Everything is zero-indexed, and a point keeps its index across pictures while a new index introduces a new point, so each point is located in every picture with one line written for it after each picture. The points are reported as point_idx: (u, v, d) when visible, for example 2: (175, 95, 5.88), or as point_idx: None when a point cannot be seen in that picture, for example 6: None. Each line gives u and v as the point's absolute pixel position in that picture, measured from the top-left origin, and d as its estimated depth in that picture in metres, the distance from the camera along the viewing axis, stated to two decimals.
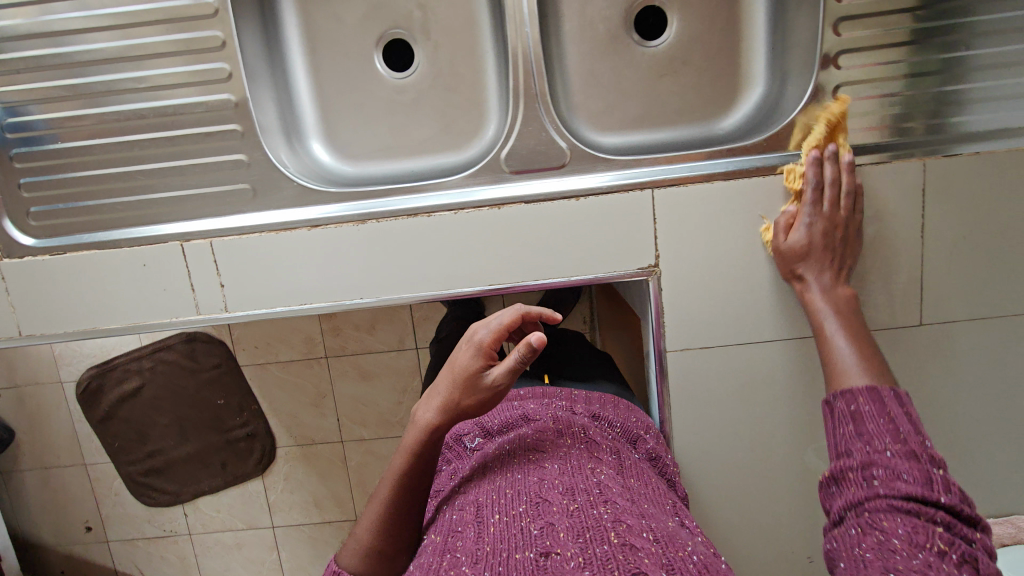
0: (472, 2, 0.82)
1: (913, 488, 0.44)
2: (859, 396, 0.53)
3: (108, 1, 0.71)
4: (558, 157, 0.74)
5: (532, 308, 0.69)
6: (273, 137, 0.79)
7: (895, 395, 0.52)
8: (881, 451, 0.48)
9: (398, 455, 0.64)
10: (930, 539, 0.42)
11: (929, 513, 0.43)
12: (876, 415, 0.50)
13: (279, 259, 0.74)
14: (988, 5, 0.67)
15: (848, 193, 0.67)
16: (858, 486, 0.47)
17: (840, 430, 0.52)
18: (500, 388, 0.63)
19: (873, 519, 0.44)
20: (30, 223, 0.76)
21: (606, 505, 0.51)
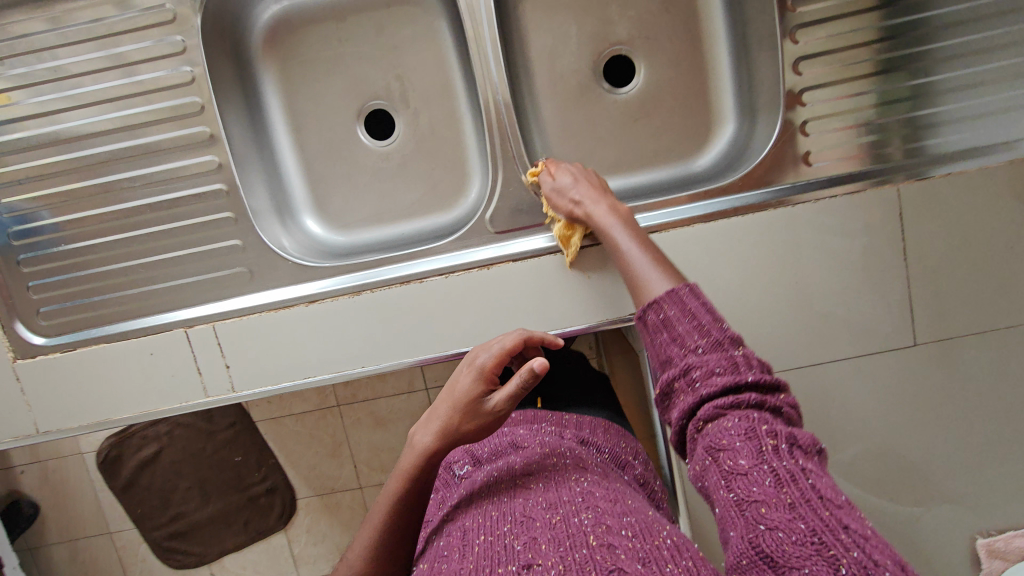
0: (445, 68, 0.85)
1: (730, 378, 0.46)
2: (664, 303, 0.53)
3: (103, 108, 0.75)
4: (542, 214, 0.77)
5: (533, 333, 0.70)
6: (265, 218, 0.81)
7: (690, 289, 0.53)
8: (697, 353, 0.48)
9: (394, 478, 0.64)
10: (762, 442, 0.42)
11: (749, 401, 0.44)
12: (685, 320, 0.51)
13: (281, 337, 0.76)
14: (945, 31, 0.68)
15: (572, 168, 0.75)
16: (687, 392, 0.48)
17: (657, 340, 0.52)
18: (502, 413, 0.64)
19: (713, 440, 0.44)
20: (41, 323, 0.78)
21: (587, 511, 0.51)
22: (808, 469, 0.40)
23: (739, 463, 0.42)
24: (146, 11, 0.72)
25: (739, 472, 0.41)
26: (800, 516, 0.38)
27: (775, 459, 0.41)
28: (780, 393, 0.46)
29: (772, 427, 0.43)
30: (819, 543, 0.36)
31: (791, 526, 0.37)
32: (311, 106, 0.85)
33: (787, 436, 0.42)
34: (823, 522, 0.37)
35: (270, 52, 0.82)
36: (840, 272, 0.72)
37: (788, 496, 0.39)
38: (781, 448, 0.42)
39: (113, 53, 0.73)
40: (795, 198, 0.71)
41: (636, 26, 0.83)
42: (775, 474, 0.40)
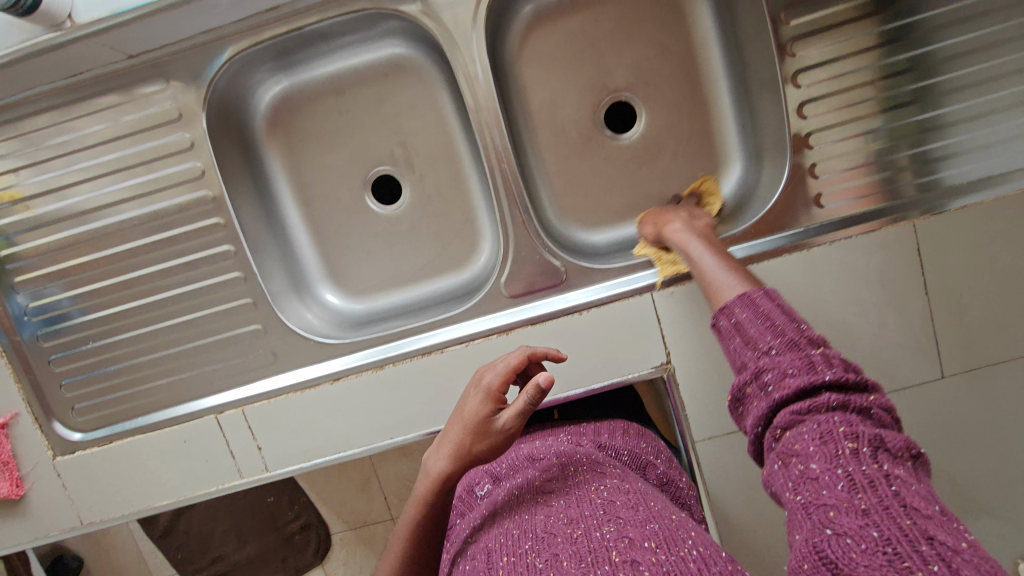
0: (448, 129, 0.85)
1: (805, 379, 0.45)
2: (735, 306, 0.53)
3: (118, 206, 0.76)
4: (556, 275, 0.76)
5: (537, 348, 0.68)
6: (283, 297, 0.81)
7: (765, 293, 0.52)
8: (769, 353, 0.48)
9: (414, 497, 0.66)
10: (838, 446, 0.41)
11: (825, 403, 0.43)
12: (757, 320, 0.51)
13: (309, 415, 0.77)
14: (949, 64, 0.68)
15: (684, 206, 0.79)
16: (760, 396, 0.47)
17: (731, 345, 0.52)
18: (512, 431, 0.63)
19: (787, 447, 0.43)
20: (75, 419, 0.80)
21: (609, 524, 0.52)
22: (892, 475, 0.38)
23: (810, 468, 0.41)
24: (152, 111, 0.73)
25: (810, 477, 0.40)
26: (874, 523, 0.36)
27: (852, 463, 0.39)
28: (869, 394, 0.44)
29: (851, 430, 0.41)
30: (892, 553, 0.34)
31: (862, 533, 0.36)
32: (319, 179, 0.86)
33: (870, 439, 0.40)
34: (901, 531, 0.35)
35: (276, 133, 0.83)
36: (861, 310, 0.72)
37: (863, 503, 0.37)
38: (859, 453, 0.40)
39: (122, 154, 0.74)
40: (812, 241, 0.71)
41: (634, 73, 0.82)
42: (849, 479, 0.39)
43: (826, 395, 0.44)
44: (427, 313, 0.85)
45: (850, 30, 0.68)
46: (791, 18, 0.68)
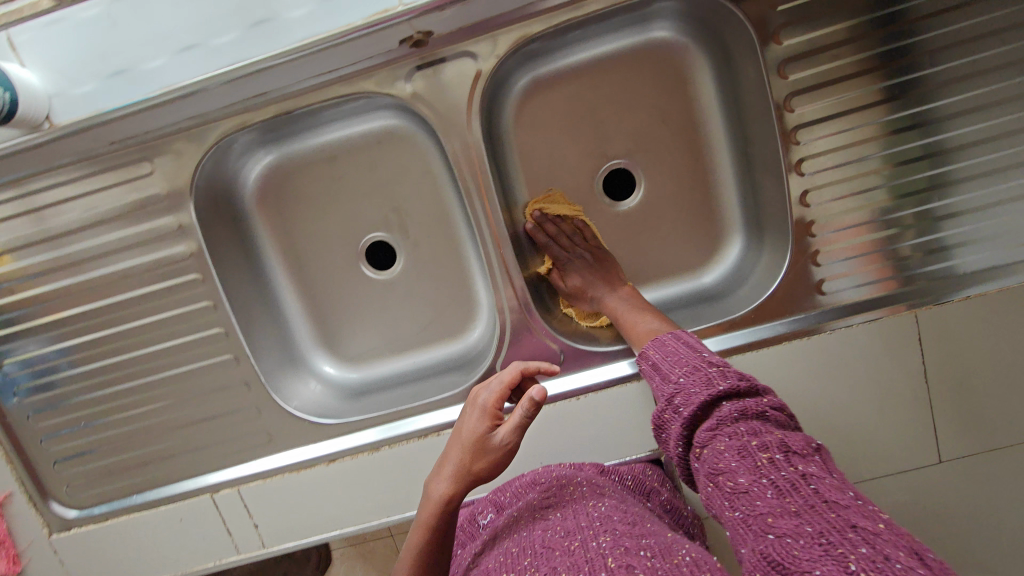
0: (442, 197, 0.82)
1: (708, 394, 0.52)
2: (650, 348, 0.62)
3: (104, 288, 0.74)
4: (554, 356, 0.75)
5: (530, 363, 0.69)
6: (278, 375, 0.79)
7: (673, 334, 0.62)
8: (678, 381, 0.56)
9: (417, 528, 0.63)
10: (756, 457, 0.46)
11: (728, 414, 0.50)
12: (668, 354, 0.60)
13: (305, 494, 0.77)
14: (956, 155, 0.66)
15: (573, 232, 0.79)
16: (675, 418, 0.54)
17: (650, 382, 0.60)
18: (511, 447, 0.62)
19: (712, 466, 0.48)
20: (70, 497, 0.79)
21: (605, 535, 0.51)
22: (808, 475, 0.43)
23: (739, 482, 0.45)
24: (136, 197, 0.70)
25: (741, 490, 0.45)
26: (806, 521, 0.40)
27: (773, 471, 0.44)
28: (764, 398, 0.51)
29: (763, 441, 0.46)
30: (826, 543, 0.38)
31: (798, 531, 0.40)
32: (310, 249, 0.83)
33: (778, 445, 0.46)
34: (831, 524, 0.39)
35: (264, 206, 0.81)
36: (860, 396, 0.71)
37: (793, 505, 0.41)
38: (775, 460, 0.45)
39: (106, 238, 0.72)
40: (814, 329, 0.70)
41: (633, 139, 0.79)
42: (775, 486, 0.43)
43: (727, 407, 0.50)
44: (424, 384, 0.84)
45: (857, 118, 0.65)
46: (797, 105, 0.65)
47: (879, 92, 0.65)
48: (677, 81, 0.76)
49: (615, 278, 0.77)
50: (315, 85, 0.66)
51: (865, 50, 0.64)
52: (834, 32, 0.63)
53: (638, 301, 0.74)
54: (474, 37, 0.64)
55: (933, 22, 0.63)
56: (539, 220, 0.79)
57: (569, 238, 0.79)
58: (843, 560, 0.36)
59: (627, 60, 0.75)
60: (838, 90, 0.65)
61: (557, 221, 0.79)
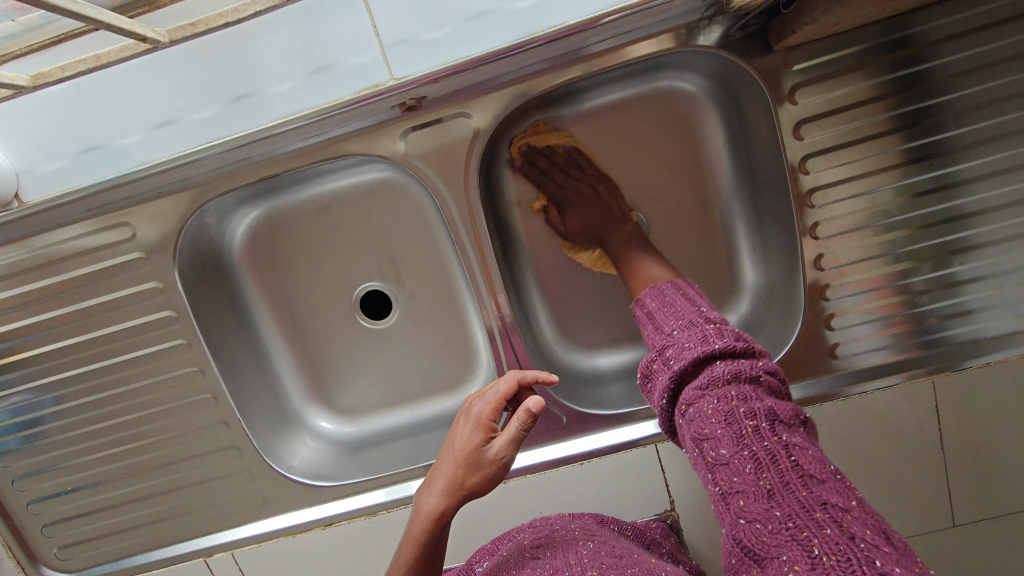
0: (438, 245, 0.77)
1: (699, 351, 0.46)
2: (647, 298, 0.57)
3: (84, 353, 0.70)
4: (556, 420, 0.72)
5: (529, 374, 0.62)
6: (270, 436, 0.76)
7: (673, 287, 0.57)
8: (671, 333, 0.51)
9: (403, 548, 0.58)
10: (742, 426, 0.41)
11: (720, 376, 0.44)
12: (664, 305, 0.54)
13: (301, 557, 0.75)
14: (974, 221, 0.64)
15: (568, 160, 0.73)
16: (664, 369, 0.48)
17: (642, 331, 0.56)
18: (506, 462, 0.57)
19: (698, 432, 0.43)
20: (60, 560, 0.77)
21: (593, 569, 0.52)
22: (790, 445, 0.40)
23: (720, 453, 0.42)
24: (116, 261, 0.66)
25: (722, 462, 0.41)
26: (777, 505, 0.38)
27: (756, 442, 0.40)
28: (759, 360, 0.46)
29: (751, 407, 0.42)
30: (793, 527, 0.37)
31: (768, 515, 0.38)
32: (301, 302, 0.79)
33: (768, 413, 0.41)
34: (800, 505, 0.37)
35: (252, 262, 0.77)
36: (866, 460, 0.70)
37: (768, 482, 0.39)
38: (761, 429, 0.41)
39: (86, 303, 0.68)
40: (825, 394, 0.69)
41: (640, 186, 0.74)
42: (755, 458, 0.40)
43: (720, 366, 0.45)
44: (427, 439, 0.78)
45: (874, 181, 0.63)
46: (813, 167, 0.63)
47: (896, 155, 0.62)
48: (685, 130, 0.72)
49: (616, 211, 0.72)
50: (304, 149, 0.62)
51: (884, 112, 0.61)
52: (852, 93, 0.60)
53: (637, 239, 0.70)
54: (473, 98, 0.61)
55: (955, 85, 0.60)
56: (528, 151, 0.72)
57: (563, 170, 0.73)
58: (808, 546, 0.35)
59: (635, 105, 0.71)
60: (855, 152, 0.62)
61: (549, 152, 0.72)
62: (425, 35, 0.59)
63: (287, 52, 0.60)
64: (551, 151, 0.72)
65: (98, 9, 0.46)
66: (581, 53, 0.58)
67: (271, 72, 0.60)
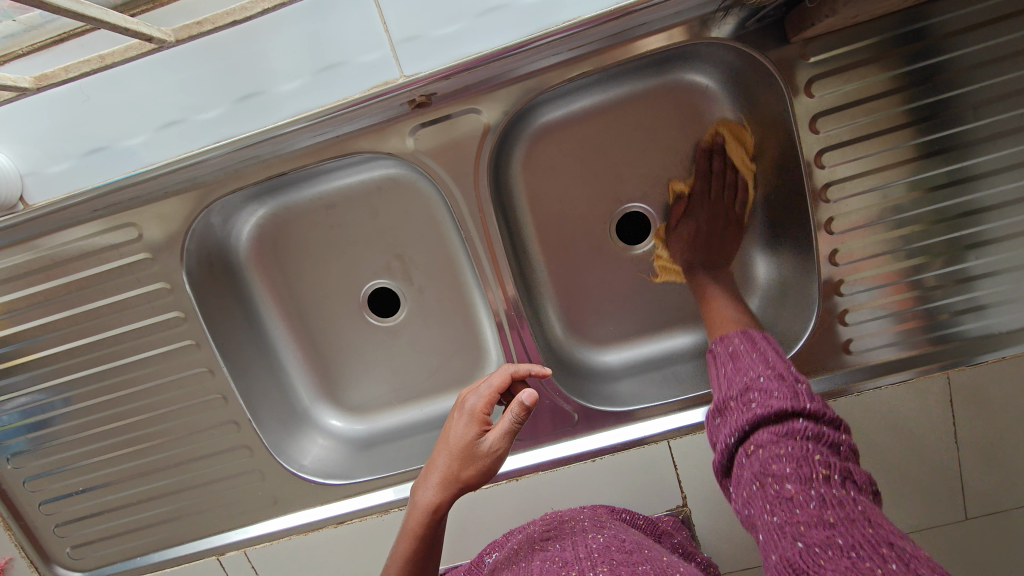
0: (446, 242, 0.76)
1: (787, 403, 0.46)
2: (734, 338, 0.56)
3: (92, 354, 0.70)
4: (568, 417, 0.71)
5: (521, 366, 0.61)
6: (280, 435, 0.76)
7: (764, 337, 0.55)
8: (756, 377, 0.50)
9: (400, 541, 0.57)
10: (814, 470, 0.42)
11: (802, 430, 0.45)
12: (751, 347, 0.54)
13: (313, 555, 0.76)
14: (991, 215, 0.63)
15: (732, 184, 0.72)
16: (743, 409, 0.48)
17: (722, 369, 0.55)
18: (501, 453, 0.56)
19: (764, 466, 0.44)
20: (73, 559, 0.78)
21: (603, 564, 0.50)
22: (859, 499, 0.41)
23: (786, 487, 0.42)
24: (123, 262, 0.66)
25: (785, 496, 0.42)
26: (839, 533, 0.38)
27: (824, 486, 0.41)
28: (840, 432, 0.46)
29: (826, 459, 0.43)
30: (855, 557, 0.36)
31: (828, 543, 0.38)
32: (309, 301, 0.79)
33: (841, 469, 0.42)
34: (865, 540, 0.37)
35: (260, 260, 0.76)
36: (878, 455, 0.70)
37: (832, 517, 0.39)
38: (832, 478, 0.42)
39: (93, 304, 0.68)
40: (836, 389, 0.69)
41: (651, 180, 0.73)
42: (821, 498, 0.41)
43: (803, 422, 0.45)
44: (436, 435, 0.78)
45: (890, 175, 0.62)
46: (829, 161, 0.62)
47: (913, 148, 0.61)
48: (698, 123, 0.70)
49: (722, 253, 0.73)
50: (311, 147, 0.61)
51: (901, 105, 0.60)
52: (869, 85, 0.59)
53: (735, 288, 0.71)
54: (483, 93, 0.59)
55: (974, 76, 0.59)
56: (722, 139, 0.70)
57: (710, 191, 0.72)
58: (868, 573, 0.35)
59: (649, 99, 0.69)
60: (871, 146, 0.61)
61: (721, 168, 0.71)
62: (434, 30, 0.58)
63: (295, 50, 0.58)
64: (719, 167, 0.71)
65: (102, 8, 0.47)
66: (593, 46, 0.57)
67: (279, 69, 0.59)
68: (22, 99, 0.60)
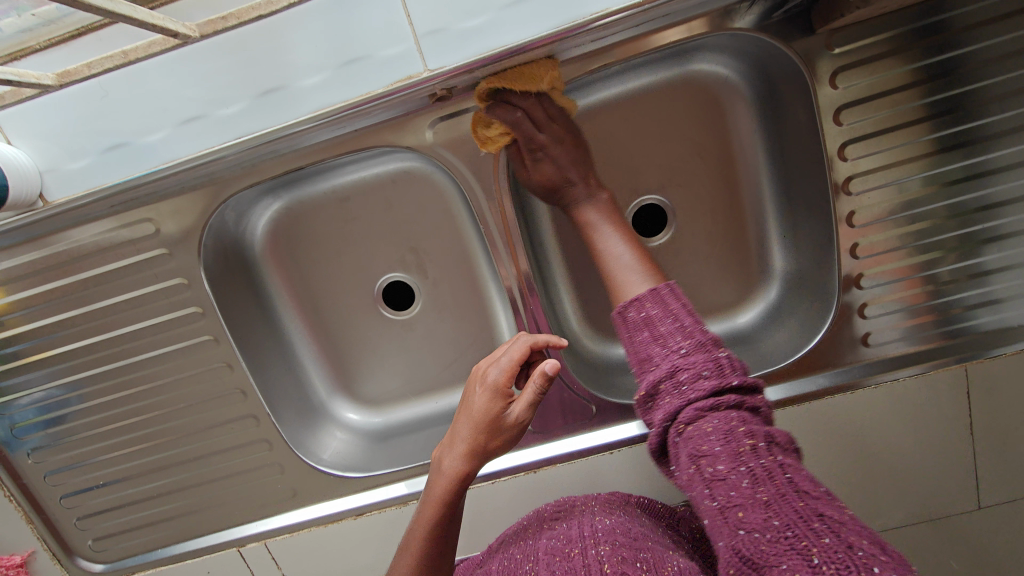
0: (463, 235, 0.76)
1: (716, 381, 0.45)
2: (646, 301, 0.54)
3: (110, 349, 0.70)
4: (586, 410, 0.72)
5: (538, 337, 0.61)
6: (299, 429, 0.77)
7: (672, 291, 0.54)
8: (681, 352, 0.48)
9: (424, 509, 0.57)
10: (740, 442, 0.41)
11: (726, 405, 0.44)
12: (668, 315, 0.52)
13: (332, 546, 0.76)
14: (1010, 208, 0.62)
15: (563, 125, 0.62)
16: (674, 394, 0.46)
17: (636, 337, 0.52)
18: (524, 423, 0.57)
19: (695, 448, 0.42)
20: (96, 552, 0.79)
21: (606, 543, 0.50)
22: (786, 466, 0.40)
23: (717, 468, 0.40)
24: (139, 258, 0.65)
25: (720, 478, 0.40)
26: (774, 513, 0.36)
27: (752, 458, 0.40)
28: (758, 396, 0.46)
29: (749, 428, 0.42)
30: (792, 536, 0.34)
31: (766, 526, 0.36)
32: (324, 295, 0.78)
33: (764, 435, 0.42)
34: (797, 515, 0.36)
35: (275, 255, 0.76)
36: (894, 448, 0.70)
37: (764, 495, 0.38)
38: (758, 447, 0.41)
39: (111, 301, 0.67)
40: (852, 381, 0.69)
41: (669, 174, 0.72)
42: (751, 473, 0.39)
43: (728, 396, 0.45)
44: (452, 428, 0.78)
45: (910, 168, 0.62)
46: (851, 154, 0.61)
47: (934, 142, 0.61)
48: (716, 115, 0.70)
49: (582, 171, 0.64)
50: (329, 143, 0.61)
51: (924, 97, 0.59)
52: (891, 78, 0.58)
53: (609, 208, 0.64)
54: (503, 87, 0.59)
55: (997, 70, 0.58)
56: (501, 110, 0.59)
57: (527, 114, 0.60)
58: (807, 554, 0.33)
59: (669, 89, 0.68)
60: (893, 139, 0.61)
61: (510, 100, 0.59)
62: (455, 23, 0.57)
63: (316, 43, 0.58)
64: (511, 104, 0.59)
65: (131, 5, 0.48)
66: (614, 40, 0.57)
67: (301, 62, 0.58)
68: (45, 93, 0.59)
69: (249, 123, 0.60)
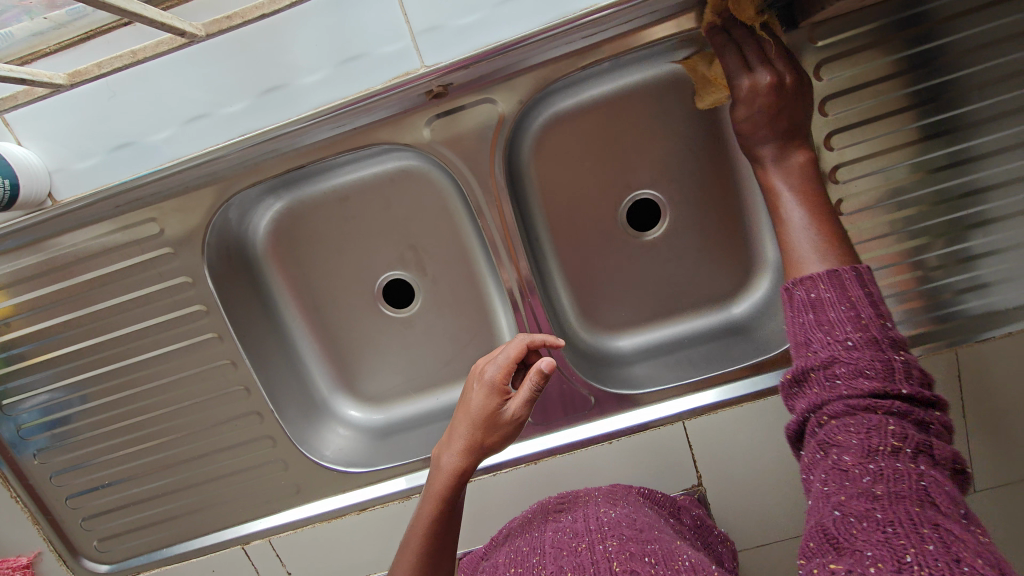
0: (461, 233, 0.77)
1: (880, 384, 0.38)
2: (819, 281, 0.44)
3: (116, 348, 0.71)
4: (585, 401, 0.73)
5: (536, 336, 0.62)
6: (302, 426, 0.78)
7: (856, 274, 0.43)
8: (848, 344, 0.40)
9: (424, 505, 0.57)
10: (882, 441, 0.36)
11: (885, 410, 0.38)
12: (842, 301, 0.42)
13: (336, 541, 0.77)
14: (993, 193, 0.64)
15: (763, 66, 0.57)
16: (824, 387, 0.40)
17: (798, 320, 0.43)
18: (522, 420, 0.58)
19: (826, 436, 0.38)
20: (100, 553, 0.79)
21: (613, 538, 0.51)
22: (925, 476, 0.35)
23: (841, 459, 0.37)
24: (143, 258, 0.67)
25: (840, 469, 0.37)
26: (881, 507, 0.33)
27: (887, 459, 0.36)
28: (936, 412, 0.39)
29: (901, 432, 0.37)
30: (890, 532, 0.32)
31: (867, 515, 0.33)
32: (325, 293, 0.80)
33: (917, 441, 0.37)
34: (908, 517, 0.32)
35: (276, 255, 0.77)
36: None
37: (880, 490, 0.34)
38: (900, 452, 0.36)
39: (115, 300, 0.69)
40: None
41: (662, 168, 0.74)
42: (878, 472, 0.35)
43: (891, 401, 0.38)
44: None
45: (895, 156, 0.63)
46: (837, 144, 0.63)
47: (917, 131, 0.62)
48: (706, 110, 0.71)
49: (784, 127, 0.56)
50: (329, 140, 0.62)
51: (907, 87, 0.61)
52: (873, 69, 0.60)
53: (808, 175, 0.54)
54: (497, 83, 0.61)
55: (976, 60, 0.60)
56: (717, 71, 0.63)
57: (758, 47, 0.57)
58: (900, 550, 0.31)
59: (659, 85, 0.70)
60: (877, 128, 0.62)
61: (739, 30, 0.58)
62: (450, 22, 0.59)
63: (316, 43, 0.59)
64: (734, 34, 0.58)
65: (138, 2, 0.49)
66: (604, 36, 0.59)
67: (302, 62, 0.60)
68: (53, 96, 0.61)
69: (253, 122, 0.62)
